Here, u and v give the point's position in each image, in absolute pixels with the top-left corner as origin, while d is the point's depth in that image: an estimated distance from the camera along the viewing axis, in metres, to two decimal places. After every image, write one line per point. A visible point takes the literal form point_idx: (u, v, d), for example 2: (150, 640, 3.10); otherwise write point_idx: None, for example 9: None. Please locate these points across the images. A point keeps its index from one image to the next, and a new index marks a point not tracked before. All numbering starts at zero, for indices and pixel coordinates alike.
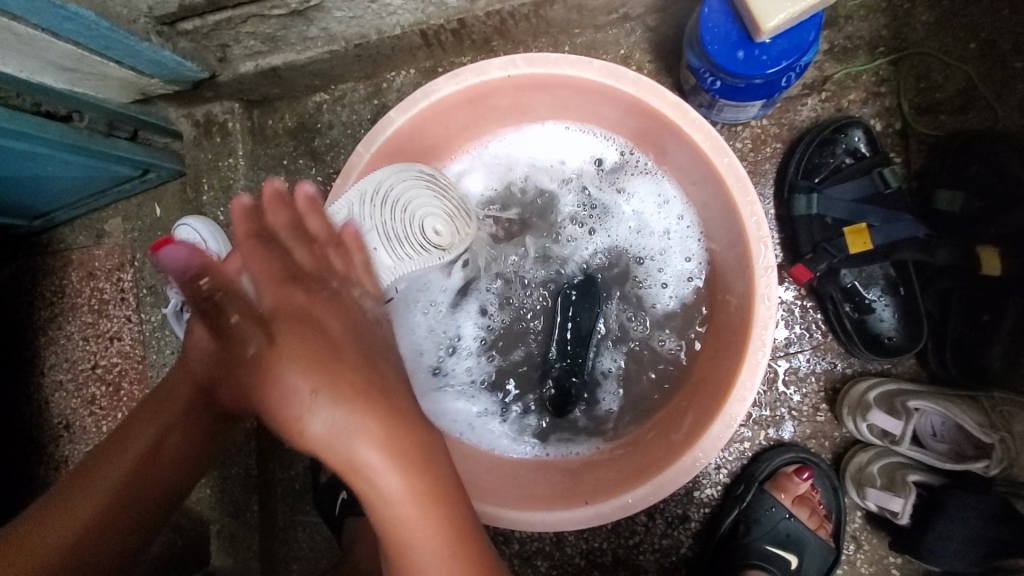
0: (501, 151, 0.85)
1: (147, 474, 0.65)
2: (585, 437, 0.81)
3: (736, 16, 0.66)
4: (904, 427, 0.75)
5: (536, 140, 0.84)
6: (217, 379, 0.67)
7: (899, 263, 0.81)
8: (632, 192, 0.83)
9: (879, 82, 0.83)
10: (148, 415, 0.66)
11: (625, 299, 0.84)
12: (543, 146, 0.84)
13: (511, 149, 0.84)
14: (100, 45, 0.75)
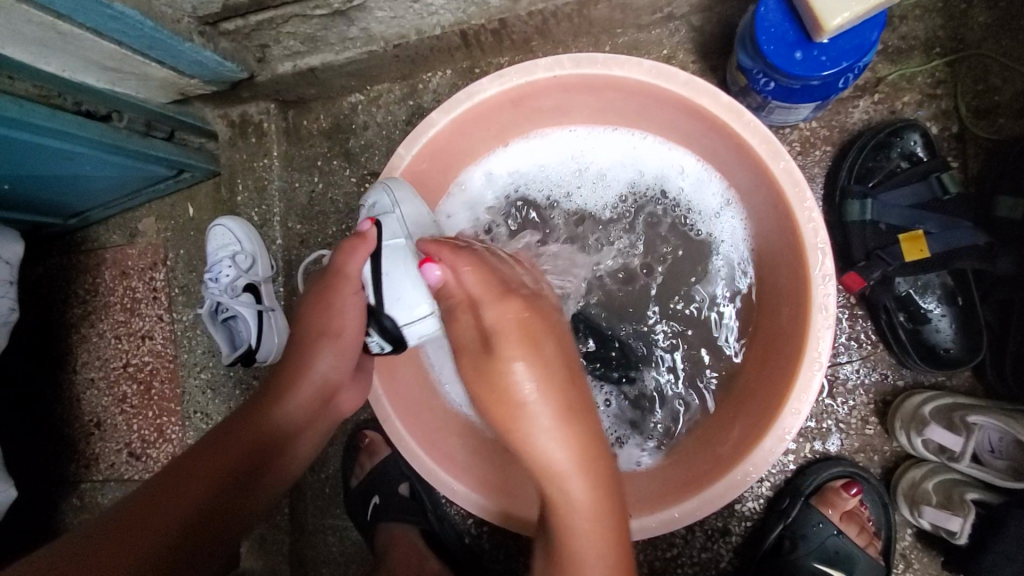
0: (539, 157, 0.83)
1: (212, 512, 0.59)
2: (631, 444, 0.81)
3: (793, 14, 0.64)
4: (964, 444, 0.71)
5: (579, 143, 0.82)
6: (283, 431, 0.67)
7: (958, 272, 0.78)
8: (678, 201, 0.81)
9: (935, 83, 0.80)
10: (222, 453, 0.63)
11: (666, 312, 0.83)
12: (586, 149, 0.83)
13: (551, 155, 0.83)
14: (143, 45, 0.75)
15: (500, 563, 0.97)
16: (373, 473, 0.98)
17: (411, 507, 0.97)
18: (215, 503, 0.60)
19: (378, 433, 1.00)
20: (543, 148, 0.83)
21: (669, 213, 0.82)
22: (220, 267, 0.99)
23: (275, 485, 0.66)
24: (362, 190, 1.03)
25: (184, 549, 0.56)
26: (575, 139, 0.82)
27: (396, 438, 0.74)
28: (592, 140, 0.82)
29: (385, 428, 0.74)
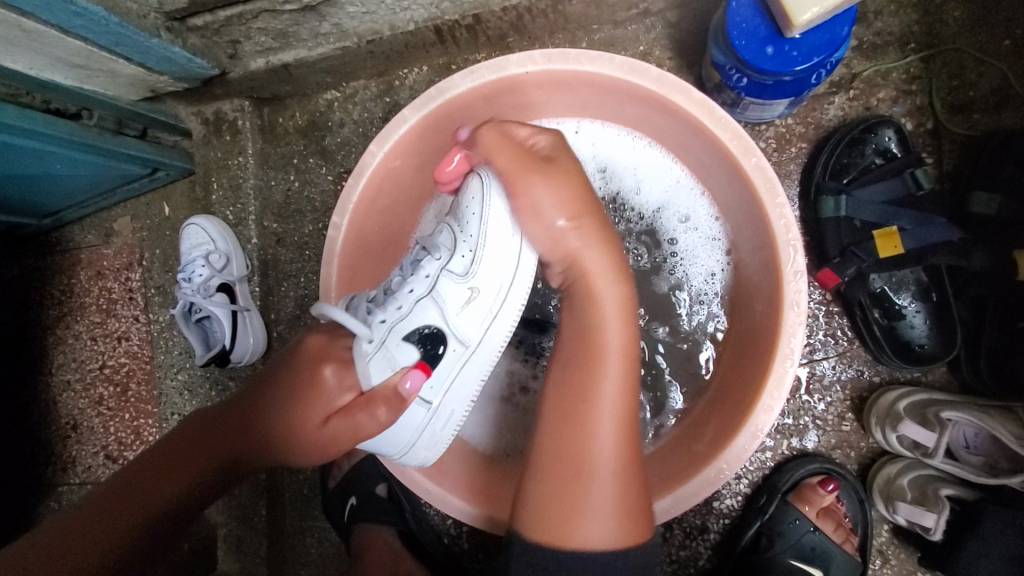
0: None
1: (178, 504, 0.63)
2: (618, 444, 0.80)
3: (765, 9, 0.63)
4: (937, 440, 0.71)
5: None
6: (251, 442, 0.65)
7: (932, 268, 0.77)
8: (655, 197, 0.79)
9: (909, 79, 0.80)
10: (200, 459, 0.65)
11: (644, 308, 0.80)
12: None
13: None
14: (109, 41, 0.74)
15: (479, 563, 0.97)
16: (350, 473, 0.97)
17: (390, 507, 0.96)
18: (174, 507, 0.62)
19: (355, 433, 0.99)
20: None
21: (652, 210, 0.79)
22: (194, 267, 0.97)
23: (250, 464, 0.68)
24: (338, 188, 1.02)
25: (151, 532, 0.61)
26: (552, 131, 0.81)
27: (380, 449, 0.74)
28: (570, 130, 0.80)
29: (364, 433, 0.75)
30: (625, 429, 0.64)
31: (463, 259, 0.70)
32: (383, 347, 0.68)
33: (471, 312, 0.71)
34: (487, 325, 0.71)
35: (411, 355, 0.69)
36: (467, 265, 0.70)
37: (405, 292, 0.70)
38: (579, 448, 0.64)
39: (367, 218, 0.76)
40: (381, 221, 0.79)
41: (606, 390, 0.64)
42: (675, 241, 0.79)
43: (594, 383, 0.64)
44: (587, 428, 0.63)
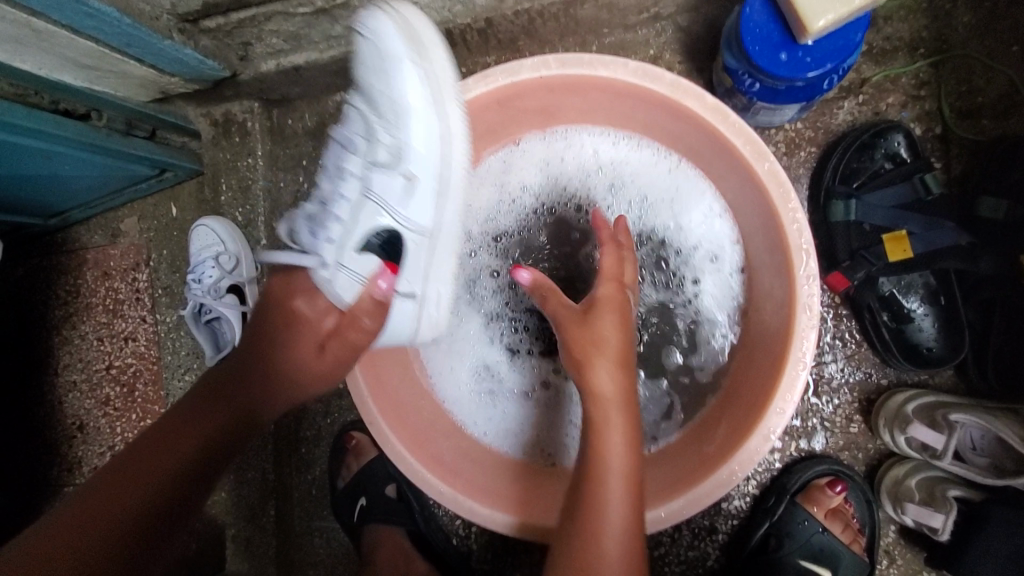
0: (558, 170, 0.84)
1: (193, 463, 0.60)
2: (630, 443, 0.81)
3: (778, 15, 0.64)
4: (945, 442, 0.71)
5: (568, 144, 0.83)
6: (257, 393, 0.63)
7: (940, 272, 0.78)
8: (670, 208, 0.81)
9: (918, 84, 0.80)
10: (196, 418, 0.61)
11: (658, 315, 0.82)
12: (572, 149, 0.83)
13: (574, 167, 0.83)
14: (121, 42, 0.74)
15: (488, 563, 0.97)
16: (359, 474, 0.97)
17: (399, 508, 0.97)
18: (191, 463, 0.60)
19: (364, 434, 1.00)
20: (566, 160, 0.83)
21: (678, 239, 0.81)
22: (204, 268, 0.97)
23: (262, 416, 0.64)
24: None
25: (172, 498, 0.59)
26: (596, 158, 0.82)
27: (386, 445, 0.72)
28: (614, 154, 0.82)
29: (371, 430, 0.72)
30: (634, 521, 0.61)
31: (408, 148, 0.63)
32: (341, 264, 0.62)
33: (417, 198, 0.64)
34: (433, 128, 0.63)
35: (372, 263, 0.63)
36: (398, 154, 0.63)
37: (341, 203, 0.64)
38: (604, 503, 0.61)
39: None
40: None
41: (614, 462, 0.62)
42: (698, 278, 0.81)
43: (604, 467, 0.61)
44: (601, 517, 0.60)
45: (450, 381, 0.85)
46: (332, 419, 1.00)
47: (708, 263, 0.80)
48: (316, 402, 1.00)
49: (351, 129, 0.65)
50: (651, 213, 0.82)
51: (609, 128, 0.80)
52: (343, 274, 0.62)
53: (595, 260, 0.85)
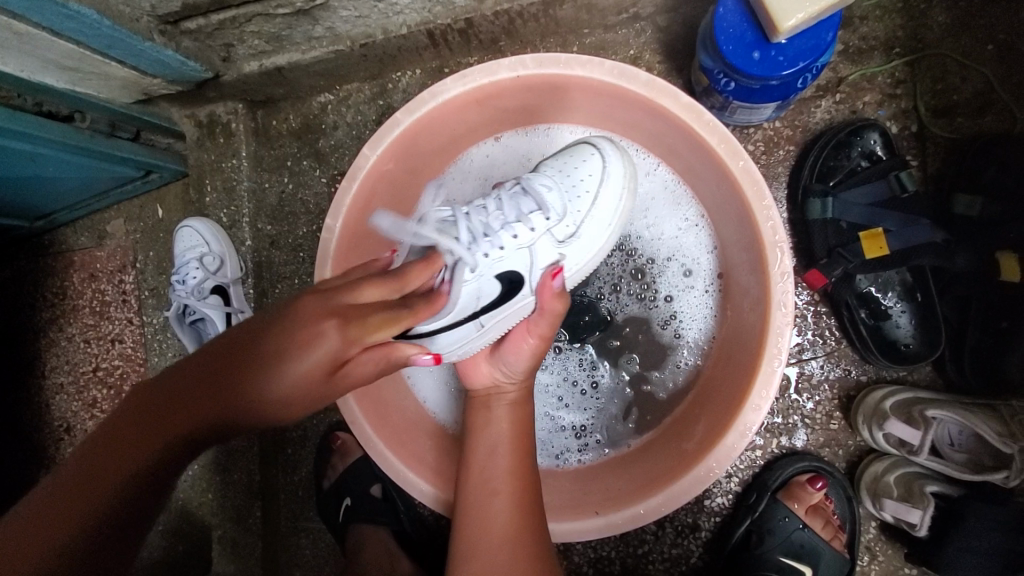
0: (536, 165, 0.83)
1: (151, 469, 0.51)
2: (615, 436, 0.81)
3: (751, 15, 0.64)
4: (922, 438, 0.72)
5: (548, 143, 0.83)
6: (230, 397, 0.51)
7: (917, 269, 0.79)
8: (650, 208, 0.81)
9: (895, 83, 0.81)
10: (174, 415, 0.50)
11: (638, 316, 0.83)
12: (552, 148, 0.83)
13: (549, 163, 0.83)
14: (102, 44, 0.74)
15: None
16: (345, 474, 0.97)
17: (384, 508, 0.97)
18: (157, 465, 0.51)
19: (350, 434, 1.00)
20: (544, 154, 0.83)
21: (659, 256, 0.81)
22: (188, 268, 0.97)
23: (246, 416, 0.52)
24: (332, 190, 1.02)
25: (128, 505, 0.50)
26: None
27: (368, 442, 0.75)
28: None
29: (353, 429, 0.75)
30: (521, 513, 0.64)
31: (586, 217, 0.71)
32: (474, 278, 0.65)
33: (569, 258, 0.71)
34: (611, 213, 0.72)
35: (494, 291, 0.67)
36: (573, 235, 0.70)
37: (507, 233, 0.67)
38: (496, 494, 0.64)
39: (361, 222, 0.76)
40: (374, 223, 0.79)
41: (500, 459, 0.66)
42: (671, 296, 0.81)
43: (492, 462, 0.66)
44: (495, 503, 0.64)
45: (426, 378, 0.87)
46: (318, 419, 1.01)
47: (684, 278, 0.81)
48: None
49: (542, 183, 0.70)
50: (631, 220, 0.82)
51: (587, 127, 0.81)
52: (474, 291, 0.65)
53: None
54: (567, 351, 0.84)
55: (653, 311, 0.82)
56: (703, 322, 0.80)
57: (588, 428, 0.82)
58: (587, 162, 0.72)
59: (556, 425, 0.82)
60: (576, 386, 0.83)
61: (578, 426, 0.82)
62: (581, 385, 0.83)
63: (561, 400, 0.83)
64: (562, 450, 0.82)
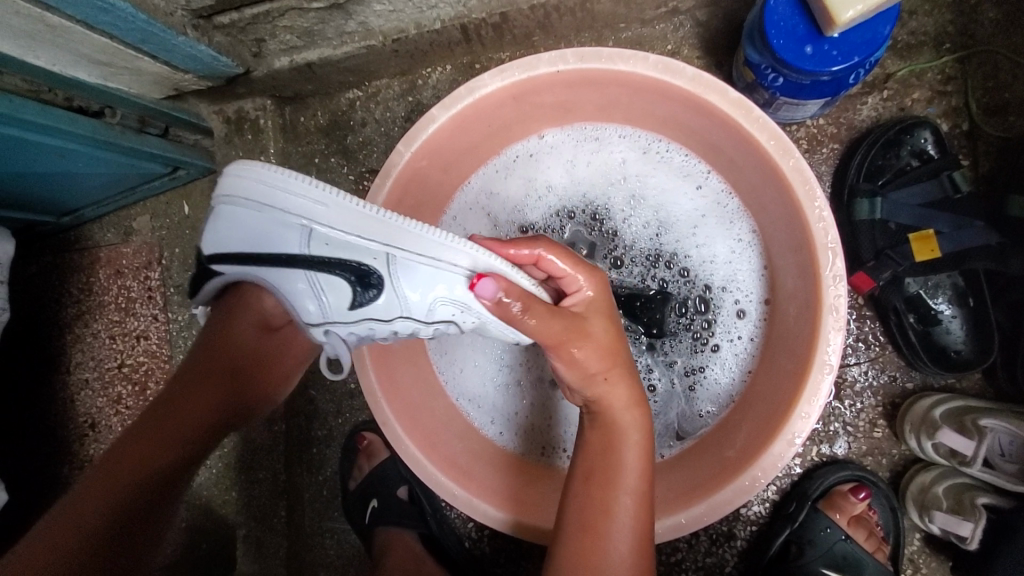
0: (582, 174, 0.84)
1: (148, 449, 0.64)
2: (667, 438, 0.80)
3: (803, 8, 0.62)
4: (976, 449, 0.68)
5: (606, 143, 0.82)
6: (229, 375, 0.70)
7: (969, 273, 0.76)
8: (701, 210, 0.80)
9: (945, 80, 0.78)
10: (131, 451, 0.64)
11: (686, 322, 0.81)
12: (605, 149, 0.82)
13: (600, 173, 0.83)
14: (135, 38, 0.73)
15: (499, 567, 0.96)
16: (371, 475, 0.96)
17: (411, 510, 0.96)
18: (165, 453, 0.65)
19: (376, 435, 0.99)
20: (593, 163, 0.83)
21: (714, 268, 0.80)
22: None
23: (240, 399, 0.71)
24: (359, 188, 1.02)
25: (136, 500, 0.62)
26: (624, 168, 0.82)
27: (398, 443, 0.73)
28: (639, 166, 0.82)
29: (385, 432, 0.73)
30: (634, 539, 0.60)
31: (428, 272, 0.62)
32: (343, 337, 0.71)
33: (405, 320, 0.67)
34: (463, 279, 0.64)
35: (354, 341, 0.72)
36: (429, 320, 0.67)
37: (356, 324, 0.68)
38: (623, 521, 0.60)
39: None
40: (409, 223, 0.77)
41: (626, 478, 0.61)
42: (718, 345, 0.80)
43: (610, 501, 0.60)
44: (600, 532, 0.60)
45: (470, 382, 0.86)
46: (344, 419, 1.00)
47: (723, 296, 0.80)
48: (328, 402, 1.00)
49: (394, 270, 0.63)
50: (683, 239, 0.81)
51: (635, 129, 0.80)
52: (338, 344, 0.71)
53: (631, 257, 0.83)
54: None
55: (697, 316, 0.80)
56: (744, 330, 0.78)
57: None
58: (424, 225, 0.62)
59: None
60: None
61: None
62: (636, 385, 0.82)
63: None
64: None
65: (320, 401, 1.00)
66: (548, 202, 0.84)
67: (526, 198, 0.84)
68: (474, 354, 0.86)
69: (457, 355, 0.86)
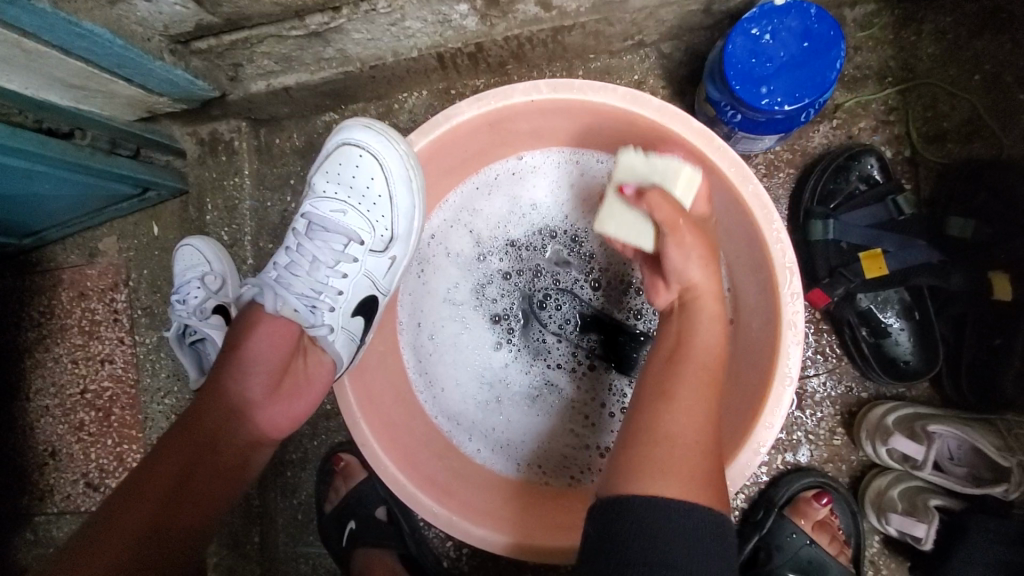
0: (568, 197, 0.87)
1: (147, 483, 0.63)
2: None
3: (758, 52, 0.67)
4: (925, 453, 0.74)
5: (584, 167, 0.85)
6: (243, 404, 0.68)
7: (914, 289, 0.80)
8: None
9: (888, 110, 0.84)
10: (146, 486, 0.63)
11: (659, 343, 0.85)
12: (585, 171, 0.85)
13: (583, 198, 0.86)
14: (112, 63, 0.73)
15: None
16: (348, 496, 0.96)
17: (390, 531, 0.96)
18: (177, 481, 0.63)
19: (353, 456, 0.98)
20: (576, 187, 0.86)
21: None
22: (189, 288, 0.94)
23: (255, 430, 0.69)
24: None
25: (153, 531, 0.60)
26: (607, 195, 0.86)
27: (374, 459, 0.74)
28: None
29: (363, 452, 0.74)
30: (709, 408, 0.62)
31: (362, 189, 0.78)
32: (342, 330, 0.77)
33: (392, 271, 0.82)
34: (410, 202, 0.78)
35: (360, 323, 0.79)
36: (389, 238, 0.80)
37: (339, 300, 0.78)
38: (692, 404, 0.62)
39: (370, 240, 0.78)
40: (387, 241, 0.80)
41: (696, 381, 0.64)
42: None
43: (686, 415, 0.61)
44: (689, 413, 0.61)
45: (445, 399, 0.87)
46: (319, 441, 0.99)
47: None
48: (303, 425, 0.99)
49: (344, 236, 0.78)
50: None
51: (611, 156, 0.84)
52: (344, 337, 0.77)
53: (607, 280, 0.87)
54: (597, 372, 0.88)
55: None
56: None
57: (611, 448, 0.85)
58: (364, 165, 0.78)
59: (582, 443, 0.85)
60: (604, 405, 0.86)
61: (606, 446, 0.85)
62: (611, 408, 0.86)
63: (592, 411, 0.87)
64: (586, 467, 0.84)
65: None
66: (529, 223, 0.87)
67: (506, 219, 0.88)
68: (451, 367, 0.88)
69: (437, 369, 0.88)
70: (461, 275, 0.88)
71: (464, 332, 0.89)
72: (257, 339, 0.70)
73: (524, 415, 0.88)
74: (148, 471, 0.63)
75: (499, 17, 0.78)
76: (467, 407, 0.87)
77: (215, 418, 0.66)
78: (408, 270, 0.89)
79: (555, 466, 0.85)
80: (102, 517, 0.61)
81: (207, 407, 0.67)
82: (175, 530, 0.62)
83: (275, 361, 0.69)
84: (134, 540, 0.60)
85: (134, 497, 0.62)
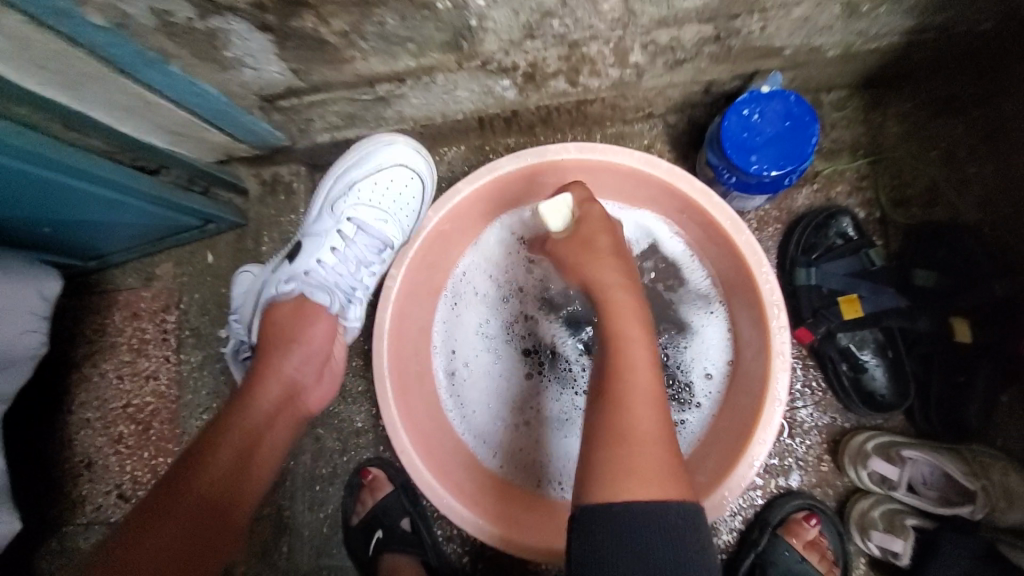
0: None
1: (217, 456, 0.75)
2: None
3: (749, 127, 0.82)
4: (899, 475, 0.84)
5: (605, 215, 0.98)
6: (297, 388, 0.83)
7: (886, 328, 0.91)
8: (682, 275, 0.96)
9: (860, 178, 0.99)
10: (189, 492, 0.71)
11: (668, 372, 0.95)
12: None
13: None
14: (210, 114, 0.89)
15: None
16: (373, 509, 1.03)
17: (412, 540, 1.02)
18: (242, 454, 0.76)
19: (381, 470, 1.06)
20: None
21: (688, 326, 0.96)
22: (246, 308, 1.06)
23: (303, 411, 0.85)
24: None
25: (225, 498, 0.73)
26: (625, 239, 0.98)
27: (409, 462, 0.83)
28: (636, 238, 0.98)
29: (402, 459, 0.83)
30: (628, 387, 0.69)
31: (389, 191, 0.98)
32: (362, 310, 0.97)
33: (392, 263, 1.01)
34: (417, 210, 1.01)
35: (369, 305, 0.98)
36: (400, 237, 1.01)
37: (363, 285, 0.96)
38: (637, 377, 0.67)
39: (418, 272, 0.91)
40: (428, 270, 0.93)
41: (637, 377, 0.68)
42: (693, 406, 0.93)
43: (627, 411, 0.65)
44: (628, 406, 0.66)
45: (476, 418, 0.98)
46: (349, 457, 1.08)
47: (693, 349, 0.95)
48: (334, 441, 1.08)
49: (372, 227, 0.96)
50: (667, 307, 0.97)
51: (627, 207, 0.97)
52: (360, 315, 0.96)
53: None
54: None
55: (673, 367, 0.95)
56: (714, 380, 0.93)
57: None
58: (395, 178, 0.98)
59: None
60: None
61: None
62: None
63: None
64: None
65: (326, 439, 1.08)
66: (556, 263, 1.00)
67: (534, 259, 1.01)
68: (482, 388, 0.99)
69: (469, 390, 0.99)
70: (493, 307, 1.01)
71: (493, 357, 1.00)
72: (311, 334, 0.86)
73: (546, 435, 0.98)
74: (216, 444, 0.75)
75: (534, 90, 0.93)
76: (495, 425, 0.98)
77: (273, 399, 0.80)
78: (444, 299, 1.00)
79: (573, 482, 0.95)
80: (167, 480, 0.72)
81: (266, 390, 0.81)
82: (243, 496, 0.75)
83: (324, 350, 0.87)
84: (213, 503, 0.72)
85: (195, 479, 0.73)
